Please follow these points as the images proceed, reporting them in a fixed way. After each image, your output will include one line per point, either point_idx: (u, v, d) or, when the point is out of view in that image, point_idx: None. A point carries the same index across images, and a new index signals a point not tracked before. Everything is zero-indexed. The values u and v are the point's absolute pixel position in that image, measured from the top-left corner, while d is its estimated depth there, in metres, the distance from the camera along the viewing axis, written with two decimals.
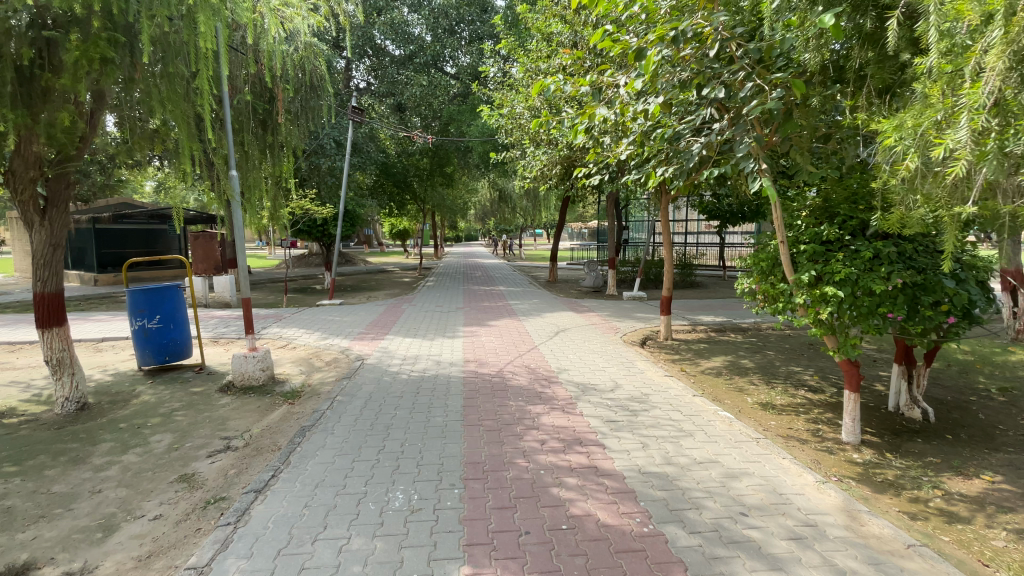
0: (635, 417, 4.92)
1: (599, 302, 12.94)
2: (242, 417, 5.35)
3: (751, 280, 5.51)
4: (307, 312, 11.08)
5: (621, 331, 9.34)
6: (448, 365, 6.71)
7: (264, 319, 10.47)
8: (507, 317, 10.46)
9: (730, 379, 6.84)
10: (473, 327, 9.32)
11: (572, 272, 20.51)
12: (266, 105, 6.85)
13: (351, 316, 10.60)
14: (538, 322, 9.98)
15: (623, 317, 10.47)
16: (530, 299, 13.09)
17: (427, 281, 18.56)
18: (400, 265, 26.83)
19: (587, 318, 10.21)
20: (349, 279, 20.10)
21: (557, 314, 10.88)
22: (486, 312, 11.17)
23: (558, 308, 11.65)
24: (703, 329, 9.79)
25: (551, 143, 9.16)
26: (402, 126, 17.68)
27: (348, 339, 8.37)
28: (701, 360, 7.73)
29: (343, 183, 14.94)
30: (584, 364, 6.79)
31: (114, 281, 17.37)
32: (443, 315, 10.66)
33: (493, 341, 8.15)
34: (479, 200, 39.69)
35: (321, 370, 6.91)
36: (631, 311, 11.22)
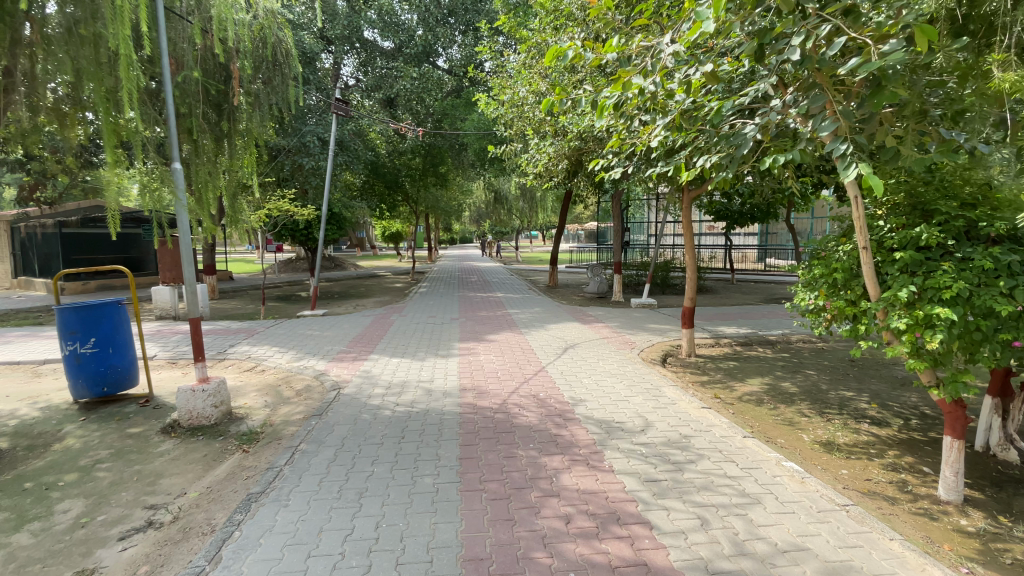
0: (681, 473, 3.82)
1: (607, 310, 11.83)
2: (180, 474, 4.23)
3: (817, 296, 4.46)
4: (285, 325, 9.92)
5: (638, 346, 8.25)
6: (441, 396, 5.56)
7: (235, 333, 9.31)
8: (508, 330, 9.34)
9: (776, 410, 5.76)
10: (470, 344, 8.18)
11: (574, 276, 19.43)
12: (221, 86, 5.73)
13: (333, 330, 9.45)
14: (543, 336, 8.84)
15: (636, 329, 9.38)
16: (532, 307, 11.95)
17: (419, 287, 17.44)
18: (392, 269, 25.67)
19: (597, 331, 9.13)
20: (337, 285, 18.94)
21: (564, 325, 9.75)
22: (483, 323, 10.03)
23: (563, 318, 10.51)
24: (727, 343, 8.72)
25: (557, 134, 8.08)
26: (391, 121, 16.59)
27: (326, 359, 7.24)
28: (735, 384, 6.65)
29: (328, 171, 13.10)
30: (604, 392, 5.67)
31: (83, 291, 16.11)
32: (435, 328, 9.51)
33: (494, 362, 7.01)
34: (474, 201, 38.65)
35: (288, 402, 5.78)
36: (644, 321, 10.13)
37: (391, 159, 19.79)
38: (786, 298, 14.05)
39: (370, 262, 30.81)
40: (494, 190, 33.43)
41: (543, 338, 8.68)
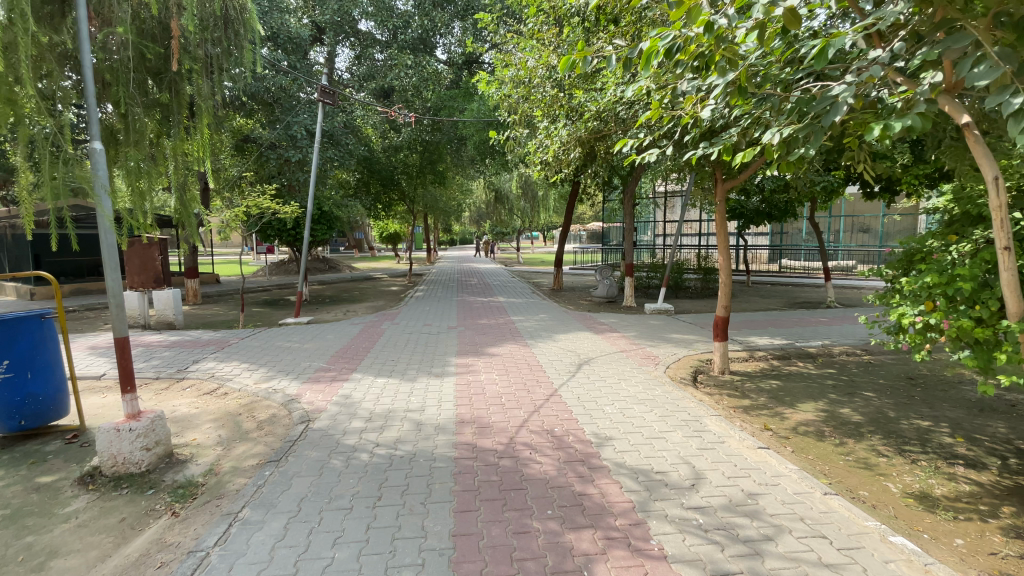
0: (761, 561, 2.76)
1: (620, 316, 10.76)
2: (82, 554, 3.16)
3: (922, 306, 3.37)
4: (263, 336, 8.83)
5: (662, 361, 7.17)
6: (433, 430, 4.47)
7: (204, 345, 8.21)
8: (512, 340, 8.26)
9: (844, 449, 4.69)
10: (469, 359, 7.09)
11: (580, 278, 18.38)
12: (161, 49, 4.56)
13: (316, 341, 8.35)
14: (553, 348, 7.74)
15: (656, 340, 8.30)
16: (538, 313, 10.85)
17: (416, 290, 16.38)
18: (388, 271, 24.59)
19: (613, 342, 8.05)
20: (329, 288, 17.89)
21: (576, 336, 8.64)
22: (484, 333, 8.94)
23: (573, 326, 9.43)
24: (762, 358, 7.64)
25: (571, 114, 7.03)
26: (386, 113, 15.55)
27: (301, 380, 6.13)
28: (785, 411, 5.58)
29: (314, 162, 11.91)
30: (635, 427, 4.58)
31: (55, 295, 15.01)
32: (431, 339, 8.41)
33: (498, 383, 5.91)
34: (474, 201, 37.64)
35: (245, 438, 4.70)
36: (663, 331, 9.06)
37: (387, 156, 18.73)
38: (811, 303, 12.98)
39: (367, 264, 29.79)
40: (495, 189, 32.41)
41: (553, 350, 7.59)
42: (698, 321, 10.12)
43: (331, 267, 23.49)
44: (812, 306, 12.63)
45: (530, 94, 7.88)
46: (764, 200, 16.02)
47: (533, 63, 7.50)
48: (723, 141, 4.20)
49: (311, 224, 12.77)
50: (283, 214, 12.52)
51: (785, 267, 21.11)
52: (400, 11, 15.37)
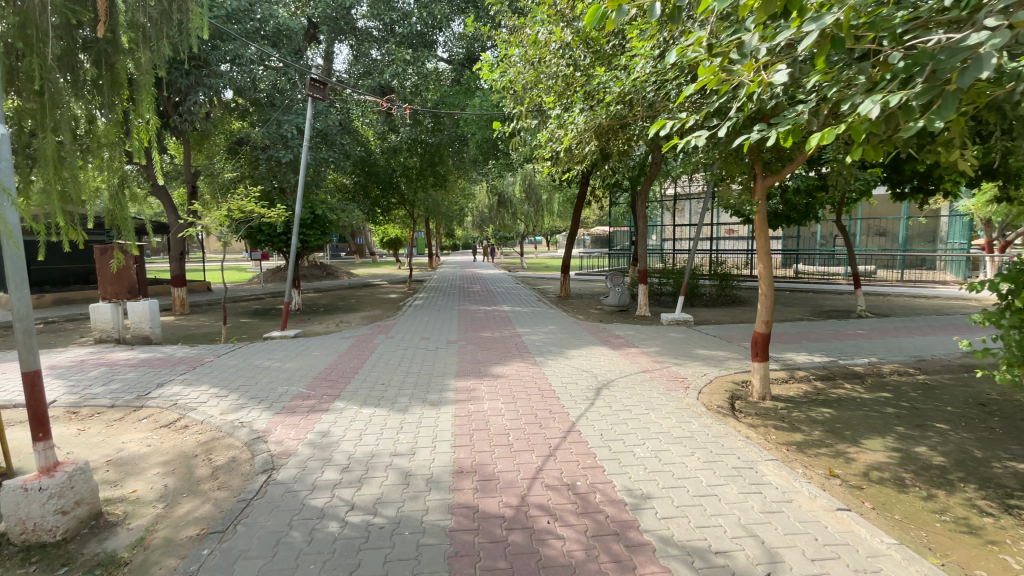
0: None
1: (636, 327, 9.85)
2: None
3: None
4: (242, 352, 7.94)
5: (692, 383, 6.25)
6: (424, 486, 3.56)
7: (175, 365, 7.32)
8: (518, 357, 7.34)
9: (939, 508, 3.77)
10: (469, 381, 6.17)
11: (588, 285, 17.51)
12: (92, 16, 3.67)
13: (299, 359, 7.45)
14: (566, 367, 6.79)
15: (682, 358, 7.38)
16: (545, 325, 9.93)
17: (416, 298, 15.54)
18: (387, 278, 23.76)
19: (632, 360, 7.15)
20: (326, 296, 17.06)
21: (590, 351, 7.70)
22: (487, 348, 7.99)
23: (586, 340, 8.51)
24: (804, 379, 6.70)
25: (589, 97, 6.17)
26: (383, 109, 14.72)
27: (273, 411, 5.22)
28: (849, 451, 4.66)
29: (302, 162, 11.00)
30: (676, 479, 3.67)
31: (33, 305, 14.19)
32: (427, 356, 7.50)
33: (504, 414, 5.00)
34: (476, 205, 36.85)
35: (194, 493, 3.81)
36: (687, 346, 8.14)
37: (384, 157, 17.92)
38: (839, 312, 12.05)
39: (366, 270, 28.97)
40: (498, 192, 31.62)
41: (565, 369, 6.65)
42: (723, 333, 9.20)
43: (328, 273, 22.65)
44: (840, 315, 11.71)
45: (539, 78, 7.09)
46: (785, 202, 15.06)
47: (547, 37, 6.74)
48: (785, 120, 3.47)
49: (300, 229, 11.91)
50: (271, 217, 11.69)
51: (801, 272, 20.18)
52: (399, 7, 14.68)
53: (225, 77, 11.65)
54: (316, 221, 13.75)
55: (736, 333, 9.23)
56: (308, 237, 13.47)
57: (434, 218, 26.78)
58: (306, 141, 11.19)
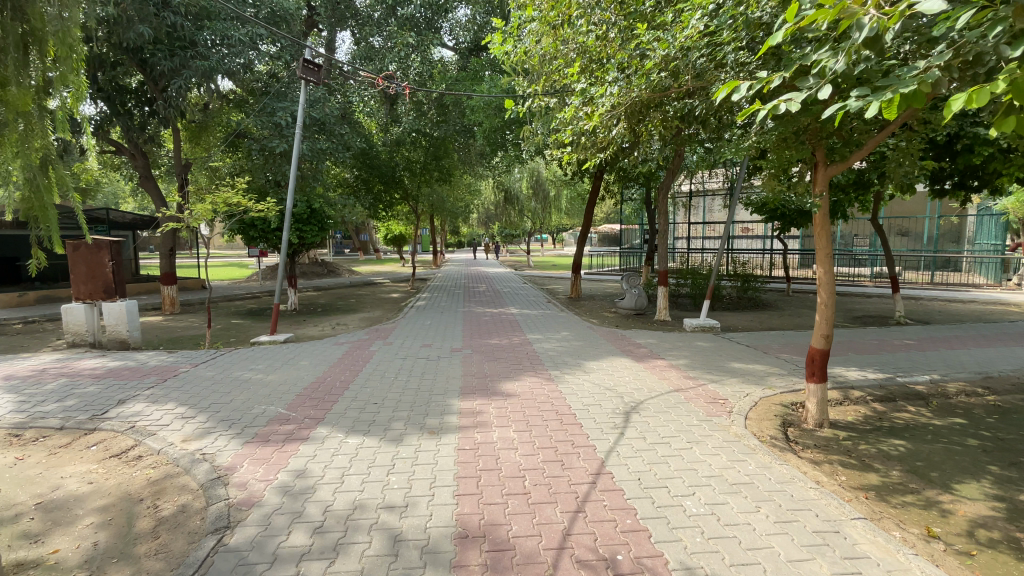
0: None
1: (657, 333, 8.98)
2: None
3: None
4: (222, 361, 7.14)
5: (735, 406, 5.38)
6: (418, 559, 2.72)
7: (144, 376, 6.50)
8: (530, 369, 6.48)
9: None
10: (474, 400, 5.31)
11: (600, 286, 16.64)
12: None
13: (283, 370, 6.62)
14: (586, 383, 5.92)
15: (715, 371, 6.51)
16: (558, 330, 9.07)
17: (419, 299, 14.74)
18: (390, 276, 22.98)
19: (661, 375, 6.28)
20: (325, 296, 16.29)
21: (611, 363, 6.84)
22: (495, 358, 7.13)
23: (605, 349, 7.64)
24: (860, 401, 5.85)
25: (623, 65, 5.44)
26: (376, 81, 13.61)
27: (242, 440, 4.39)
28: (943, 502, 3.79)
29: (293, 153, 9.91)
30: (747, 553, 2.81)
31: (16, 304, 13.50)
32: (428, 367, 6.66)
33: (518, 446, 4.15)
34: (482, 202, 36.04)
35: (126, 558, 2.99)
36: (719, 357, 7.26)
37: (387, 151, 17.08)
38: (875, 317, 11.14)
39: (369, 268, 28.23)
40: (504, 188, 30.77)
41: (585, 386, 5.78)
42: (755, 342, 8.31)
43: (329, 271, 21.88)
44: (876, 321, 10.81)
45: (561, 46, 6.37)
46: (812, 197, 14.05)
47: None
48: (898, 82, 2.68)
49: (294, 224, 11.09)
50: (262, 210, 10.80)
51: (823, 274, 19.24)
52: None
53: (211, 59, 10.58)
54: (313, 215, 12.74)
55: (769, 342, 8.35)
56: (304, 232, 12.47)
57: (439, 215, 25.98)
58: (299, 127, 10.04)
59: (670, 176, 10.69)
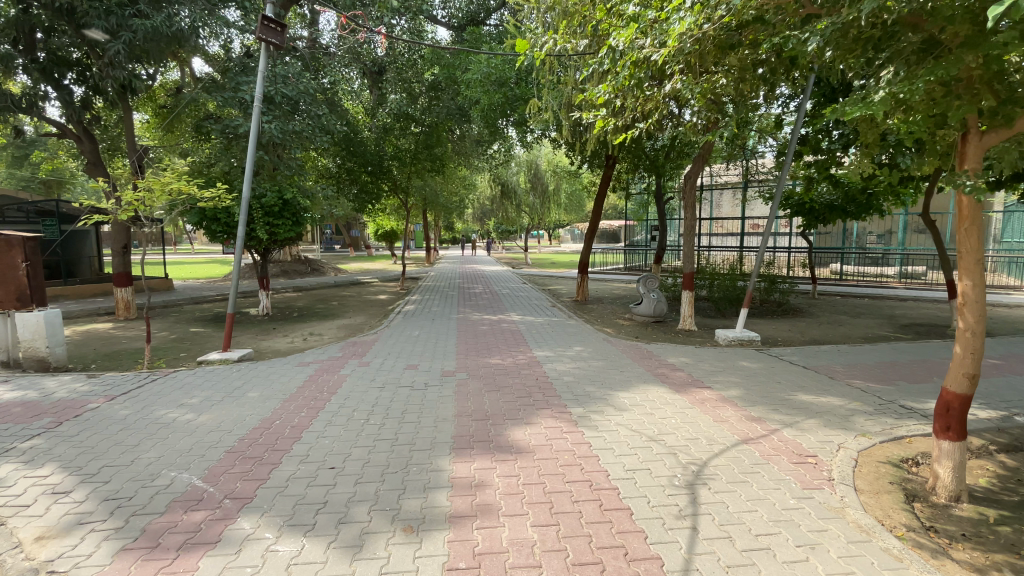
0: None
1: (688, 348, 7.50)
2: None
3: None
4: (148, 392, 5.56)
5: (833, 467, 3.91)
6: None
7: (39, 416, 4.91)
8: (545, 403, 4.95)
9: None
10: (472, 458, 3.78)
11: (607, 287, 15.15)
12: None
13: (222, 405, 5.06)
14: (621, 427, 4.41)
15: (782, 407, 5.04)
16: (570, 344, 7.58)
17: (408, 301, 13.23)
18: (378, 275, 21.39)
19: (716, 414, 4.79)
20: (303, 297, 14.70)
21: (646, 392, 5.33)
22: (497, 385, 5.58)
23: (634, 372, 6.13)
24: (982, 454, 4.41)
25: None
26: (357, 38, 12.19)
27: (117, 547, 2.86)
28: None
29: (251, 130, 7.88)
30: None
31: None
32: (412, 401, 5.12)
33: (543, 563, 2.64)
34: (477, 197, 34.35)
35: None
36: (777, 383, 5.79)
37: (372, 137, 15.43)
38: (928, 327, 9.73)
39: (357, 266, 26.55)
40: (500, 182, 29.16)
41: (621, 433, 4.28)
42: (810, 361, 6.84)
43: (313, 270, 20.27)
44: (931, 331, 9.40)
45: None
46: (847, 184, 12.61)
47: None
48: None
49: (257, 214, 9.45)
50: (216, 199, 9.06)
51: (845, 274, 17.84)
52: None
53: (154, 19, 8.98)
54: (285, 207, 10.99)
55: (827, 361, 6.89)
56: (276, 227, 10.74)
57: (432, 209, 24.43)
58: (258, 100, 8.14)
59: (700, 161, 8.96)
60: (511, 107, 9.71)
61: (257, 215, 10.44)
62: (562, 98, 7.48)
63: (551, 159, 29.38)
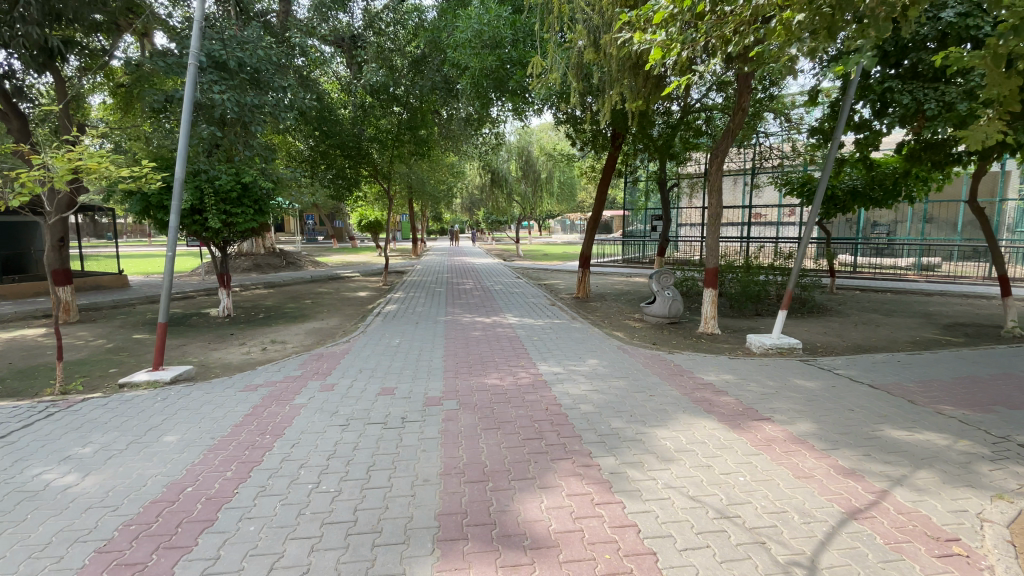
0: None
1: (721, 360, 6.27)
2: None
3: None
4: (31, 437, 4.18)
5: (990, 558, 2.68)
6: None
7: None
8: (563, 450, 3.68)
9: None
10: (466, 564, 2.48)
11: (609, 283, 13.91)
12: None
13: (122, 462, 3.69)
14: (674, 492, 3.15)
15: (873, 454, 3.82)
16: (580, 354, 6.29)
17: (389, 298, 11.88)
18: (359, 268, 19.91)
19: (794, 466, 3.55)
20: (273, 295, 13.27)
21: (692, 430, 4.07)
22: (496, 419, 4.26)
23: (666, 396, 4.87)
24: None
25: None
26: None
27: None
28: None
29: (185, 92, 6.18)
30: None
31: None
32: (383, 446, 3.80)
33: None
34: (466, 185, 32.78)
35: None
36: (850, 413, 4.57)
37: (349, 117, 13.88)
38: (978, 329, 8.61)
39: (338, 259, 24.96)
40: (490, 170, 27.68)
41: (677, 504, 3.02)
42: (872, 378, 5.65)
43: (288, 263, 18.74)
44: (981, 334, 8.28)
45: None
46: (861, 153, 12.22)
47: None
48: None
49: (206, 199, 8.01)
50: (142, 181, 7.48)
51: (858, 266, 16.77)
52: None
53: None
54: (245, 192, 9.57)
55: (891, 377, 5.69)
56: (234, 215, 9.36)
57: (418, 198, 22.96)
58: (193, 60, 6.31)
59: (728, 138, 7.42)
60: (507, 74, 8.18)
61: (210, 201, 9.03)
62: (573, 53, 6.08)
63: (543, 145, 27.98)
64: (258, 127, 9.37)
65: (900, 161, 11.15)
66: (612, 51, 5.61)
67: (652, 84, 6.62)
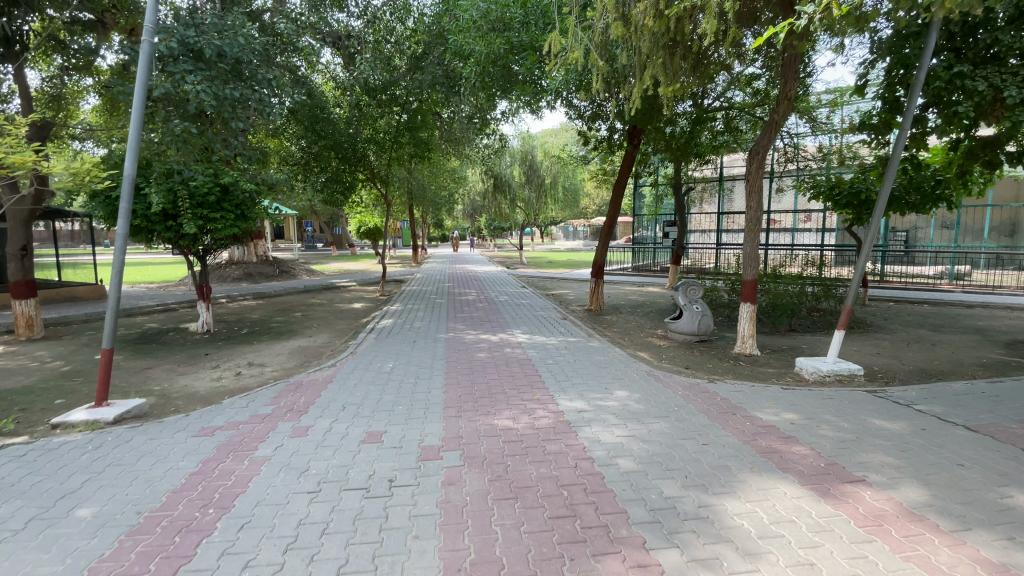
0: None
1: (773, 391, 5.29)
2: None
3: None
4: None
5: None
6: None
7: None
8: (607, 537, 2.70)
9: None
10: None
11: (622, 294, 12.96)
12: None
13: (9, 553, 2.72)
14: None
15: (1018, 538, 2.85)
16: (605, 383, 5.31)
17: (384, 311, 10.92)
18: (356, 277, 18.96)
19: (930, 564, 2.56)
20: (261, 307, 12.33)
21: (772, 501, 3.10)
22: (512, 482, 3.28)
23: (722, 444, 3.89)
24: None
25: None
26: None
27: None
28: None
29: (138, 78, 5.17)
30: None
31: None
32: (364, 529, 2.81)
33: None
34: (468, 191, 31.92)
35: None
36: (960, 471, 3.59)
37: (343, 117, 12.98)
38: None
39: (335, 266, 24.06)
40: (492, 175, 26.83)
41: None
42: (962, 416, 4.67)
43: (281, 272, 17.82)
44: None
45: None
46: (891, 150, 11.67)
47: None
48: None
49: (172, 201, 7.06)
50: (98, 180, 6.53)
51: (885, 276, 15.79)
52: None
53: None
54: (225, 195, 8.64)
55: (983, 414, 4.71)
56: (212, 220, 8.44)
57: (418, 204, 22.09)
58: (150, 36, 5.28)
59: (770, 131, 6.43)
60: (516, 61, 7.26)
61: (184, 205, 8.10)
62: (598, 29, 5.12)
63: (547, 150, 27.20)
64: (239, 124, 8.46)
65: (942, 161, 10.22)
66: (647, 22, 4.67)
67: (688, 64, 5.67)
